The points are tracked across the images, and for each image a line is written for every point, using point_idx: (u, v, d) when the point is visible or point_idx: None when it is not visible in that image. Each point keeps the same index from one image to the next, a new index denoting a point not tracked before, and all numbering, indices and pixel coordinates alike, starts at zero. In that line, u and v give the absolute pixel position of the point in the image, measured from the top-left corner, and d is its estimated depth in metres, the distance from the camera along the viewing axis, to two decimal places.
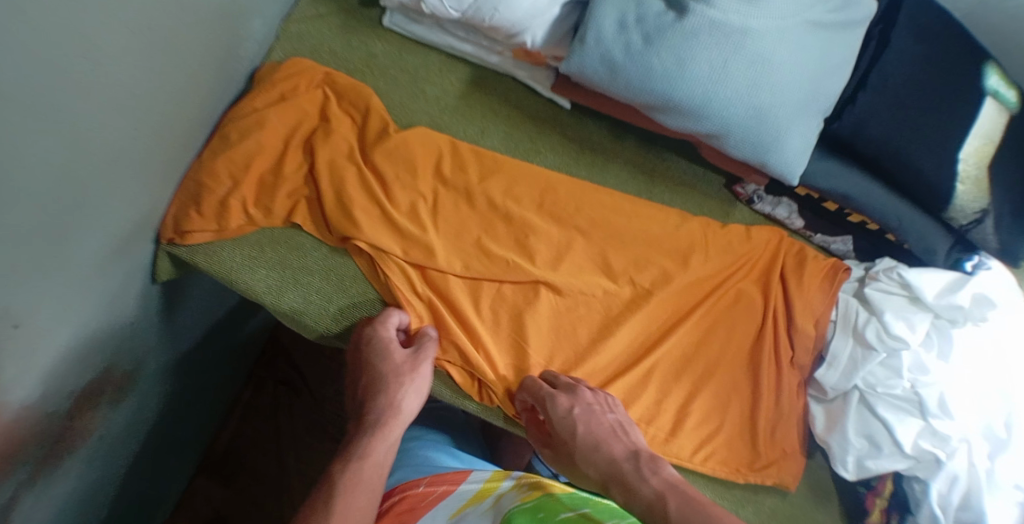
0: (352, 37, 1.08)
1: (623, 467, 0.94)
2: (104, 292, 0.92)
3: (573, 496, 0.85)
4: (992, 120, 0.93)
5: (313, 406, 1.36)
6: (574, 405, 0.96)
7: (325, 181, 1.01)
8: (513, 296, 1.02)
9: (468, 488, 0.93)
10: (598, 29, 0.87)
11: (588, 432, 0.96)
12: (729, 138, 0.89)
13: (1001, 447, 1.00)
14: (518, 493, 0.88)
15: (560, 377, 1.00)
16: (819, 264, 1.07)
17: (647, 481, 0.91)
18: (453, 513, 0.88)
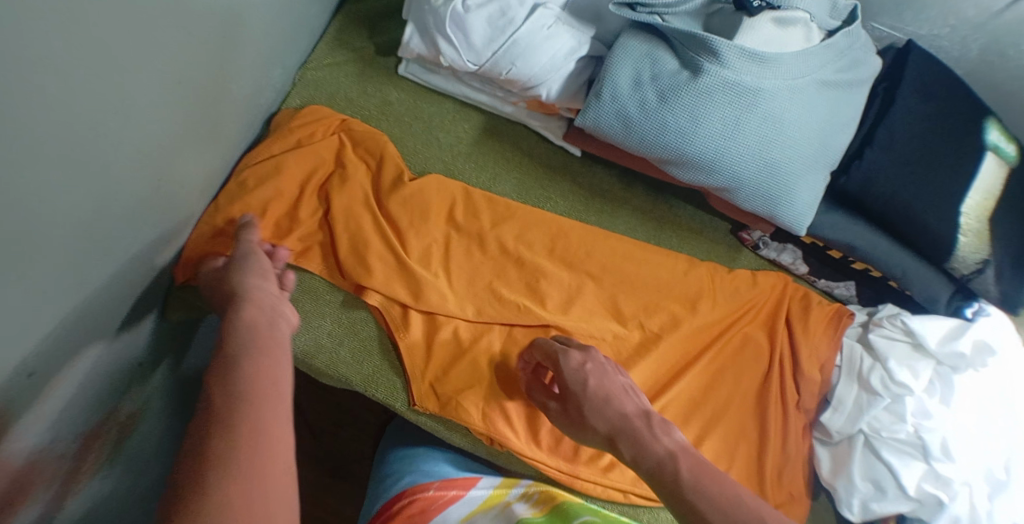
0: (369, 84, 1.10)
1: (633, 422, 0.91)
2: (119, 335, 0.94)
3: (580, 507, 0.97)
4: (992, 175, 0.96)
5: (314, 439, 1.36)
6: (586, 359, 0.96)
7: (341, 227, 1.03)
8: (524, 340, 1.04)
9: (478, 494, 1.00)
10: (614, 86, 0.90)
11: (600, 386, 0.94)
12: (741, 191, 0.92)
13: (1000, 488, 1.01)
14: (527, 503, 0.99)
15: (572, 338, 1.00)
16: (823, 310, 1.09)
17: (659, 441, 0.89)
18: (463, 517, 0.97)
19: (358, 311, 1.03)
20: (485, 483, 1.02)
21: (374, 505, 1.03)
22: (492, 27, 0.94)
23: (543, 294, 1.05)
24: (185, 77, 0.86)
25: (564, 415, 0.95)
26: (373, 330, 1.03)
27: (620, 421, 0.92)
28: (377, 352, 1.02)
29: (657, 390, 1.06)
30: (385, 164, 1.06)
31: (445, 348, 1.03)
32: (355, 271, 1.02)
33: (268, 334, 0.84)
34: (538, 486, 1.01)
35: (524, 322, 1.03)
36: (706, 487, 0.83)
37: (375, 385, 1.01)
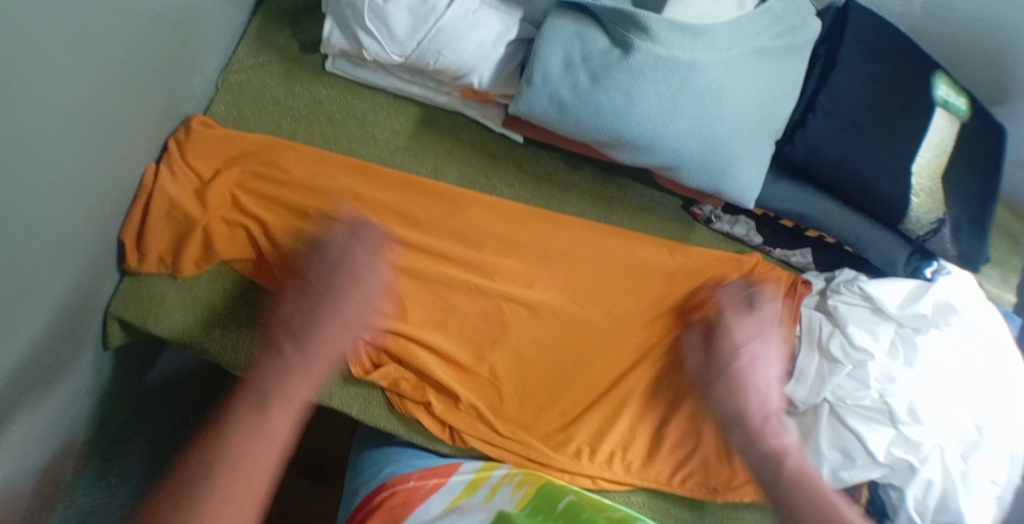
0: (296, 83, 1.03)
1: (757, 420, 0.93)
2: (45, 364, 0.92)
3: (562, 486, 0.97)
4: (943, 131, 0.94)
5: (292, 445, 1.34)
6: (754, 335, 0.99)
7: (282, 235, 0.99)
8: (478, 335, 1.02)
9: (460, 479, 0.99)
10: (544, 69, 0.86)
11: (761, 377, 0.97)
12: (683, 169, 0.89)
13: (974, 447, 1.03)
14: (511, 488, 0.97)
15: (737, 295, 1.03)
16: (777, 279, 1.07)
17: (774, 438, 0.92)
18: (446, 506, 0.94)
19: None
20: (466, 467, 1.01)
21: (351, 501, 1.00)
22: (414, 16, 0.90)
23: (499, 285, 1.03)
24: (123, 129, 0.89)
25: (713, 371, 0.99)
26: None
27: (737, 414, 0.94)
28: None
29: (619, 375, 1.05)
30: (339, 168, 1.01)
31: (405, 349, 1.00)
32: (296, 286, 0.98)
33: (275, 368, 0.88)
34: (521, 467, 1.01)
35: (475, 311, 1.02)
36: (802, 505, 0.86)
37: (329, 395, 0.99)
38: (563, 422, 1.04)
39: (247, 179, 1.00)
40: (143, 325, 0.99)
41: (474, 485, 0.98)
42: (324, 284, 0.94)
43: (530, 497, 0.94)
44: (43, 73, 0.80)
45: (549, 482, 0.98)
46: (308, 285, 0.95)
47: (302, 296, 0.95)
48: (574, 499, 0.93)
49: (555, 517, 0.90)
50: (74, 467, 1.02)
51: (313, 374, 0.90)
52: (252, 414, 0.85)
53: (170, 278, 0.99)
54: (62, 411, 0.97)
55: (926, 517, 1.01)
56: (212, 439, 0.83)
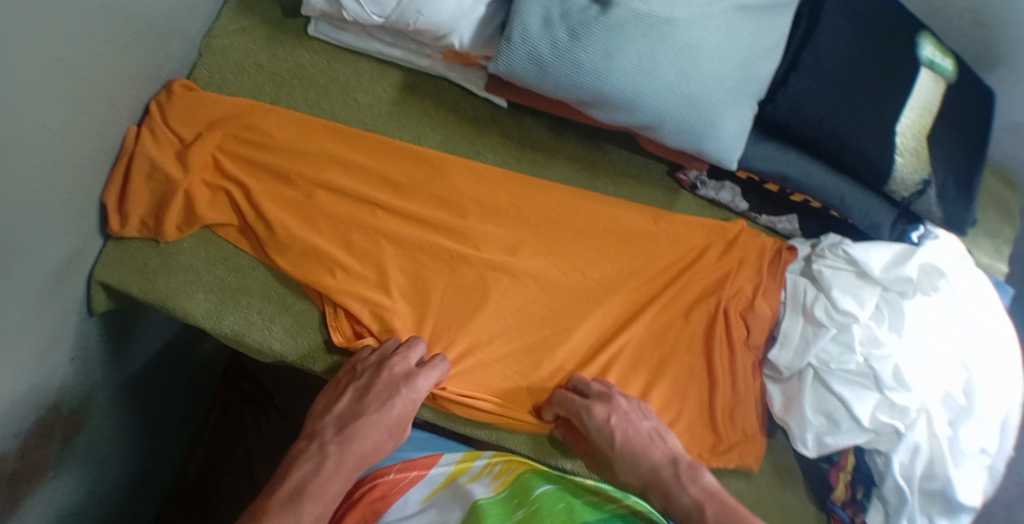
0: (278, 48, 1.03)
1: (658, 474, 0.96)
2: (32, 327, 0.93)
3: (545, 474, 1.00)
4: (929, 90, 0.94)
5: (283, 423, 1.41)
6: (609, 413, 0.96)
7: (263, 199, 0.98)
8: (455, 308, 1.01)
9: (439, 471, 1.01)
10: (524, 27, 0.86)
11: (637, 437, 0.97)
12: (663, 128, 0.89)
13: (964, 415, 1.03)
14: (490, 477, 0.99)
15: (591, 385, 1.00)
16: (760, 247, 1.07)
17: (697, 481, 0.94)
18: (426, 497, 0.97)
19: (285, 286, 1.00)
20: (446, 459, 1.03)
21: None
22: None
23: (480, 249, 1.02)
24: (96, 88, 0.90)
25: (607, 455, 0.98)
26: (303, 304, 1.00)
27: (647, 476, 0.96)
28: (312, 325, 1.00)
29: (602, 341, 1.04)
30: (322, 133, 1.01)
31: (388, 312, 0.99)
32: (278, 249, 0.98)
33: (306, 487, 0.89)
34: (501, 458, 1.03)
35: (457, 276, 1.01)
36: None
37: (311, 359, 0.99)
38: (541, 385, 1.02)
39: (229, 143, 0.99)
40: (126, 290, 0.98)
41: (453, 476, 1.00)
42: (380, 405, 0.93)
43: (509, 483, 0.98)
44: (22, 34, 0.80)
45: (526, 470, 1.00)
46: (365, 396, 0.94)
47: (346, 386, 0.95)
48: (551, 488, 0.97)
49: (531, 502, 0.94)
50: (59, 433, 1.02)
51: (359, 449, 0.93)
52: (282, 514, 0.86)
53: (152, 243, 0.99)
54: (50, 375, 0.98)
55: (912, 482, 1.01)
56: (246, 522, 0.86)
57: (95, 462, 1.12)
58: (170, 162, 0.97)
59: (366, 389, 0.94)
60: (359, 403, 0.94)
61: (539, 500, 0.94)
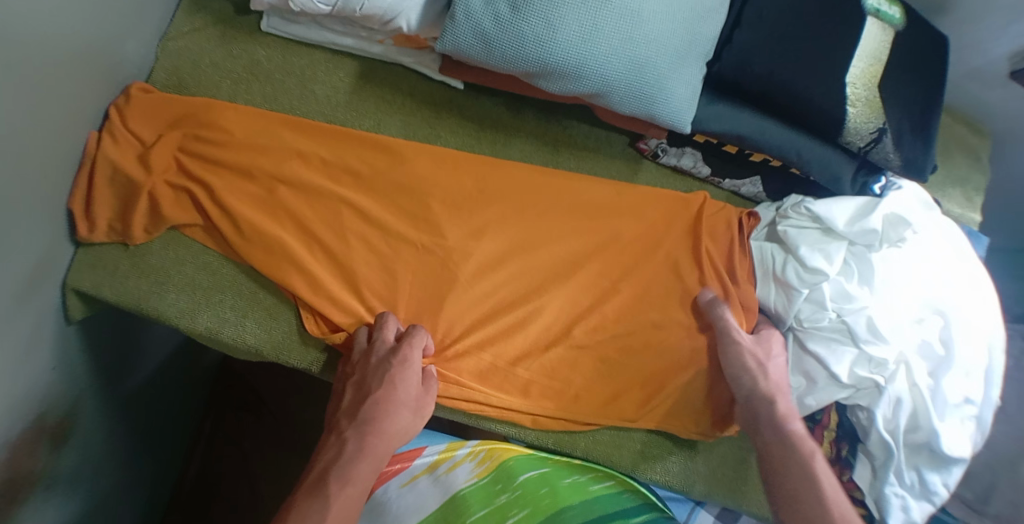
0: (233, 46, 1.04)
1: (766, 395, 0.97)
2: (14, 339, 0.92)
3: (530, 458, 1.02)
4: (876, 38, 0.95)
5: (277, 424, 1.39)
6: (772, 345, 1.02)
7: (227, 195, 0.99)
8: (419, 291, 1.01)
9: (422, 461, 1.02)
10: (466, 3, 0.86)
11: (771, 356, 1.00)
12: (613, 94, 0.90)
13: (944, 365, 1.02)
14: (473, 463, 1.01)
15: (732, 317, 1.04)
16: (726, 218, 1.07)
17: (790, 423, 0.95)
18: (404, 481, 0.99)
19: (257, 282, 1.01)
20: (429, 451, 1.04)
21: None
22: None
23: (446, 232, 1.02)
24: (58, 91, 0.91)
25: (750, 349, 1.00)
26: (274, 297, 1.01)
27: (765, 392, 0.97)
28: (285, 317, 1.00)
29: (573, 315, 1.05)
30: (281, 128, 1.02)
31: (359, 299, 1.00)
32: (246, 245, 0.99)
33: (336, 469, 0.86)
34: (484, 445, 1.03)
35: (424, 258, 1.02)
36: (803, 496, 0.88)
37: (286, 351, 1.00)
38: (511, 363, 1.03)
39: (189, 142, 1.00)
40: (99, 295, 0.98)
41: (437, 464, 1.01)
42: (381, 383, 0.92)
43: (491, 469, 0.99)
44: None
45: (509, 455, 1.01)
46: (365, 382, 0.93)
47: (354, 369, 0.95)
48: (534, 475, 0.98)
49: (514, 487, 0.95)
50: (48, 448, 1.01)
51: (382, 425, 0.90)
52: (311, 498, 0.83)
53: (121, 246, 1.00)
54: (37, 389, 0.97)
55: (898, 436, 1.00)
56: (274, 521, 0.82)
57: (94, 471, 1.12)
58: (134, 166, 0.98)
59: (373, 370, 0.94)
60: (367, 384, 0.93)
61: (522, 485, 0.95)
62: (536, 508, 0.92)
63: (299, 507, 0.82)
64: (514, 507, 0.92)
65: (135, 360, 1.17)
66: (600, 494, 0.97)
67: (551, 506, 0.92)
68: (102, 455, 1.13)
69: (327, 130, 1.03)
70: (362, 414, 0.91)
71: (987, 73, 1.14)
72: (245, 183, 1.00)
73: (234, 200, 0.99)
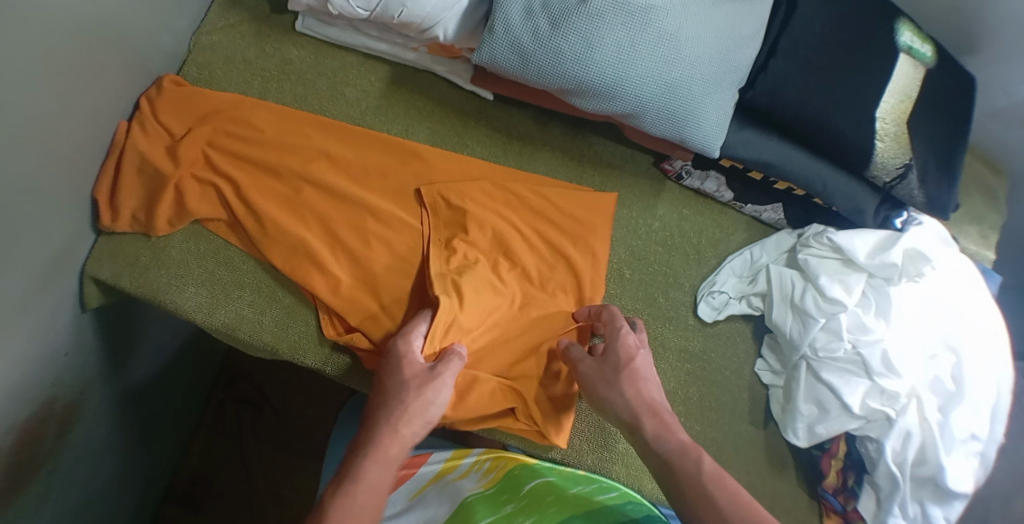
0: (266, 43, 1.05)
1: (656, 408, 0.89)
2: (30, 322, 0.92)
3: (538, 469, 0.98)
4: (907, 75, 0.96)
5: (277, 421, 1.38)
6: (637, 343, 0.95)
7: (252, 192, 0.99)
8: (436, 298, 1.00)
9: (428, 470, 1.03)
10: (505, 16, 0.87)
11: (644, 366, 0.92)
12: (645, 115, 0.90)
13: (953, 400, 1.03)
14: (480, 474, 1.00)
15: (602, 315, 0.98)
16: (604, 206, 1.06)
17: (675, 434, 0.86)
18: (412, 495, 0.98)
19: (277, 281, 1.00)
20: (435, 457, 1.05)
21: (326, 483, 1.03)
22: None
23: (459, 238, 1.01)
24: (92, 79, 0.91)
25: (598, 373, 0.93)
26: (294, 297, 1.00)
27: (647, 403, 0.89)
28: (303, 317, 0.99)
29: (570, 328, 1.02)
30: (310, 129, 1.03)
31: (377, 302, 0.99)
32: (268, 243, 0.98)
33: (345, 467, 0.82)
34: (490, 455, 1.03)
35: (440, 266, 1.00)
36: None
37: (302, 352, 0.99)
38: (511, 378, 1.00)
39: (218, 138, 1.00)
40: (118, 285, 0.98)
41: (443, 472, 1.02)
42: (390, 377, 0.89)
43: (498, 478, 0.97)
44: (32, 23, 0.82)
45: (515, 466, 1.00)
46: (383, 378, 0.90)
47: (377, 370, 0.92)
48: (539, 483, 0.95)
49: (520, 496, 0.92)
50: (52, 433, 1.00)
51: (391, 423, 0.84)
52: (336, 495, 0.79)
53: (143, 238, 0.99)
54: (50, 373, 0.97)
55: (905, 468, 1.01)
56: None
57: (99, 459, 1.11)
58: (163, 156, 0.98)
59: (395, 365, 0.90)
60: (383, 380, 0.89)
61: (528, 494, 0.92)
62: (541, 516, 0.87)
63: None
64: (520, 514, 0.88)
65: (145, 348, 1.17)
66: (608, 504, 0.92)
67: (556, 514, 0.88)
68: (107, 443, 1.12)
69: (357, 132, 1.04)
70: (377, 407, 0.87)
71: (1010, 114, 1.16)
72: (272, 181, 1.00)
73: (257, 197, 0.99)
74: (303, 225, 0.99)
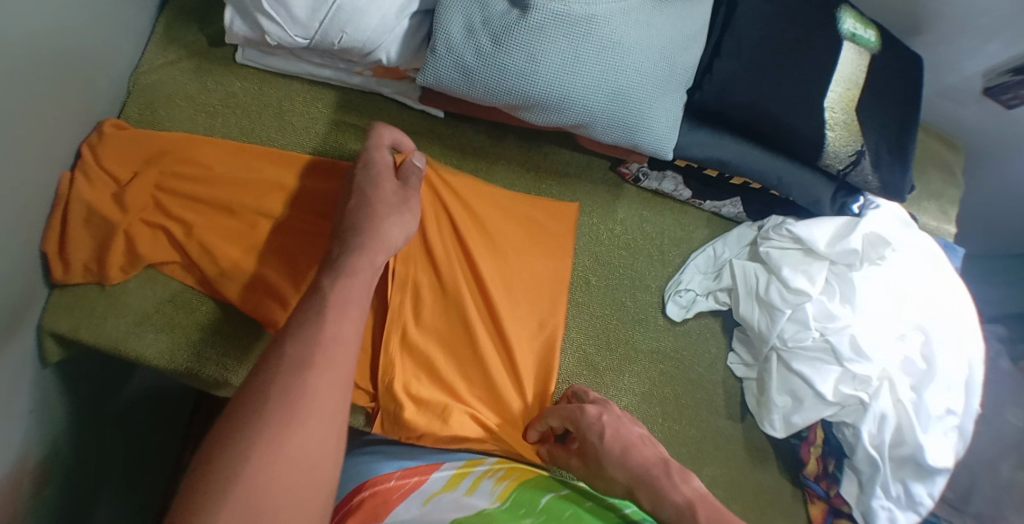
0: (208, 78, 1.03)
1: (651, 471, 0.91)
2: None
3: (549, 480, 0.97)
4: (854, 62, 0.96)
5: None
6: (602, 411, 0.96)
7: (205, 233, 0.97)
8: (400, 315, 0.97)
9: (439, 475, 0.93)
10: (447, 37, 0.86)
11: (622, 433, 0.94)
12: (596, 124, 0.90)
13: (926, 378, 1.04)
14: (493, 481, 0.93)
15: (589, 392, 0.99)
16: (563, 218, 1.06)
17: (676, 490, 0.89)
18: (426, 499, 0.88)
19: (239, 319, 0.99)
20: (447, 464, 0.95)
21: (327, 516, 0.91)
22: None
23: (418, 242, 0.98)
24: (32, 132, 0.89)
25: (586, 469, 0.95)
26: (257, 335, 0.98)
27: (638, 469, 0.91)
28: None
29: (534, 336, 1.01)
30: (258, 162, 1.01)
31: None
32: (226, 282, 0.96)
33: (334, 265, 0.84)
34: (504, 462, 0.98)
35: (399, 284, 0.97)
36: None
37: None
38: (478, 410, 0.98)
39: (166, 179, 0.98)
40: (77, 338, 0.95)
41: (456, 479, 0.92)
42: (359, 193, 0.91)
43: (513, 490, 0.92)
44: None
45: (533, 477, 0.96)
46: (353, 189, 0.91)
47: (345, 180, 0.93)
48: (555, 496, 0.94)
49: (538, 511, 0.90)
50: (26, 494, 0.97)
51: (343, 314, 0.80)
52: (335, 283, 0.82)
53: (98, 287, 0.97)
54: (17, 435, 0.94)
55: (883, 450, 1.01)
56: (282, 382, 0.74)
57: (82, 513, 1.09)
58: (111, 203, 0.96)
59: (371, 173, 0.92)
60: (356, 192, 0.91)
61: (546, 509, 0.90)
62: None
63: (305, 325, 0.78)
64: None
65: (114, 396, 1.15)
66: None
67: None
68: (89, 496, 1.10)
69: (308, 160, 1.02)
70: (354, 218, 0.89)
71: (958, 89, 1.17)
72: (225, 219, 0.98)
73: (209, 236, 0.97)
74: (259, 261, 0.98)
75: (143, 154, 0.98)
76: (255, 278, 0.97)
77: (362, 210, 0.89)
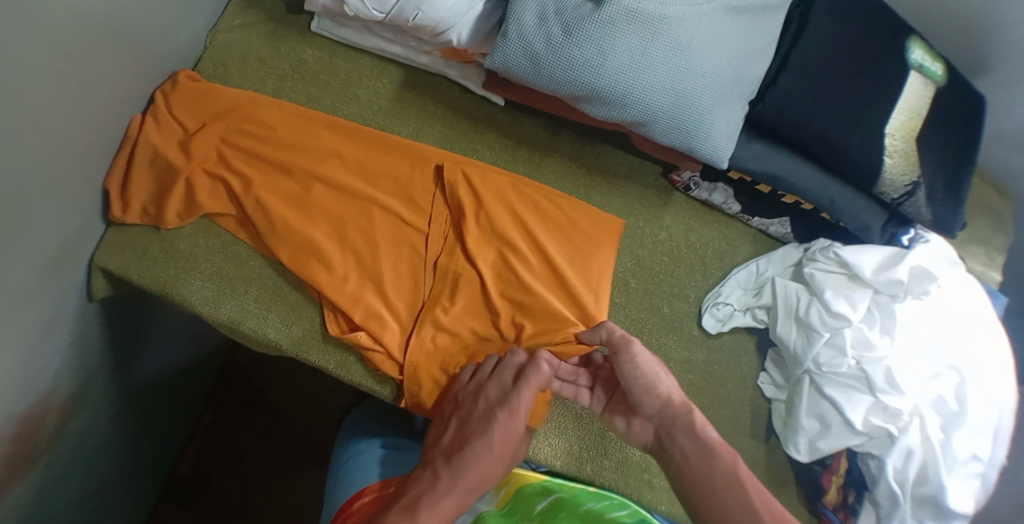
0: (281, 43, 1.07)
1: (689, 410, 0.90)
2: (42, 309, 0.92)
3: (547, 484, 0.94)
4: (918, 93, 0.96)
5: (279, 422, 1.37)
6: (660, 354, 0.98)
7: (262, 190, 0.99)
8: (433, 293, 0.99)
9: None
10: (520, 23, 0.88)
11: None
12: (655, 124, 0.91)
13: (956, 420, 1.02)
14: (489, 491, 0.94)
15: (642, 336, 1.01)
16: (605, 222, 1.05)
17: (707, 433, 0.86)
18: None
19: (283, 277, 1.00)
20: None
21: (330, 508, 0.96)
22: None
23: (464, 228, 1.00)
24: (112, 71, 0.92)
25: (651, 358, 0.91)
26: (299, 294, 1.00)
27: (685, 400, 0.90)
28: (307, 315, 0.99)
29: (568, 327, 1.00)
30: (319, 128, 1.03)
31: (382, 298, 0.99)
32: (277, 240, 0.98)
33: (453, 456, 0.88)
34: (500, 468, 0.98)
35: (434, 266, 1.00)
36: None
37: (306, 349, 0.98)
38: None
39: (232, 134, 1.01)
40: (127, 278, 0.98)
41: None
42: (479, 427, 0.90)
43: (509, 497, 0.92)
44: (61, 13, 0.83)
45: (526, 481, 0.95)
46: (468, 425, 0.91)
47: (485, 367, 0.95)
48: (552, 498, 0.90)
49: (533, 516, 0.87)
50: (54, 421, 0.99)
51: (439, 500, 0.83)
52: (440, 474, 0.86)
53: (153, 230, 0.99)
54: (57, 362, 0.97)
55: (905, 487, 1.00)
56: None
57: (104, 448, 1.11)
58: (176, 150, 0.99)
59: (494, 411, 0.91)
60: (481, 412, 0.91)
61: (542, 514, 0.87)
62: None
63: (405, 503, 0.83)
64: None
65: (152, 340, 1.17)
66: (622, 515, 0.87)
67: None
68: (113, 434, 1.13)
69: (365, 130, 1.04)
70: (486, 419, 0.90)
71: (1018, 136, 1.16)
72: (280, 180, 1.01)
73: (265, 193, 0.99)
74: (310, 223, 1.00)
75: (212, 106, 1.01)
76: (303, 238, 0.99)
77: (486, 426, 0.90)
